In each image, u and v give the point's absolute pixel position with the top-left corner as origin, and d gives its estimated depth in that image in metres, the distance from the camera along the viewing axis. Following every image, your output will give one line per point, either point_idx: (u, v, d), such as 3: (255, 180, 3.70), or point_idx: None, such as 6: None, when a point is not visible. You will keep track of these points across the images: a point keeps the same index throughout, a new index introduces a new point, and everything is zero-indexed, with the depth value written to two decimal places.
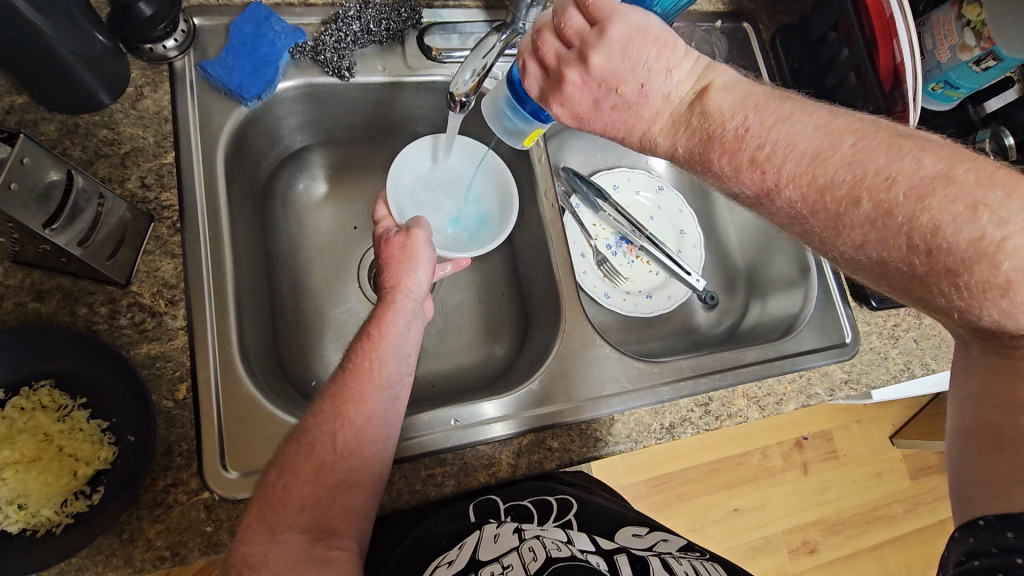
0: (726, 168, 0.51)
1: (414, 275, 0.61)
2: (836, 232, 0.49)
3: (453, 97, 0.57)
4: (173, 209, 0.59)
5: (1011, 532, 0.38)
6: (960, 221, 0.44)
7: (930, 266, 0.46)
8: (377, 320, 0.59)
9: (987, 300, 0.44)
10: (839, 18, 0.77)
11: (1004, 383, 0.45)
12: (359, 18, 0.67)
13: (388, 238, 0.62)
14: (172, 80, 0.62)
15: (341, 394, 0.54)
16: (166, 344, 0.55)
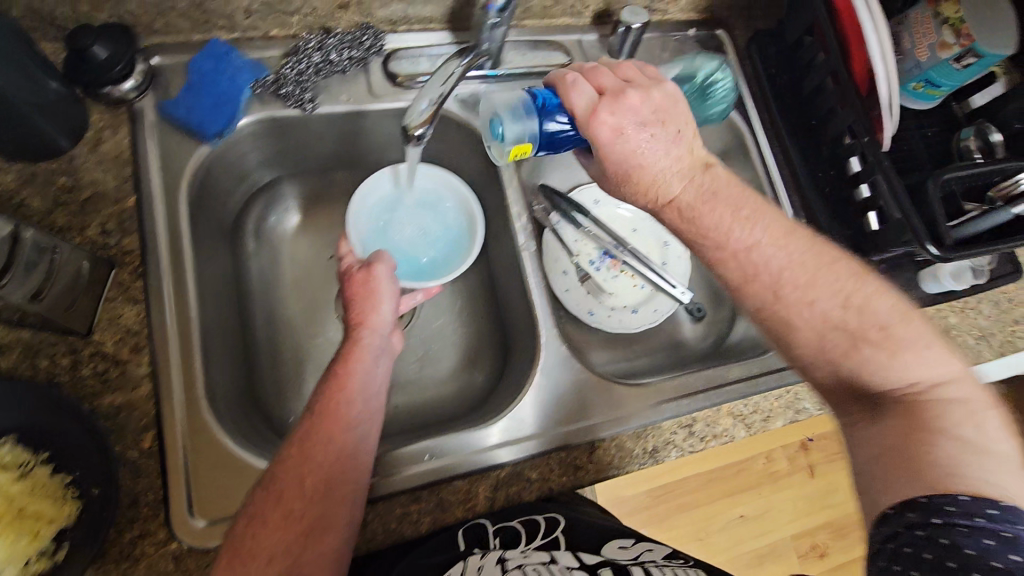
0: (716, 223, 0.58)
1: (379, 309, 0.60)
2: (797, 285, 0.56)
3: (408, 130, 0.55)
4: (135, 253, 0.58)
5: (911, 514, 0.44)
6: (876, 297, 0.56)
7: (859, 322, 0.54)
8: (343, 358, 0.58)
9: (891, 349, 0.53)
10: (812, 23, 0.75)
11: (903, 415, 0.51)
12: (319, 50, 0.66)
13: (351, 275, 0.61)
14: (131, 122, 0.62)
15: (309, 438, 0.53)
16: (131, 392, 0.54)
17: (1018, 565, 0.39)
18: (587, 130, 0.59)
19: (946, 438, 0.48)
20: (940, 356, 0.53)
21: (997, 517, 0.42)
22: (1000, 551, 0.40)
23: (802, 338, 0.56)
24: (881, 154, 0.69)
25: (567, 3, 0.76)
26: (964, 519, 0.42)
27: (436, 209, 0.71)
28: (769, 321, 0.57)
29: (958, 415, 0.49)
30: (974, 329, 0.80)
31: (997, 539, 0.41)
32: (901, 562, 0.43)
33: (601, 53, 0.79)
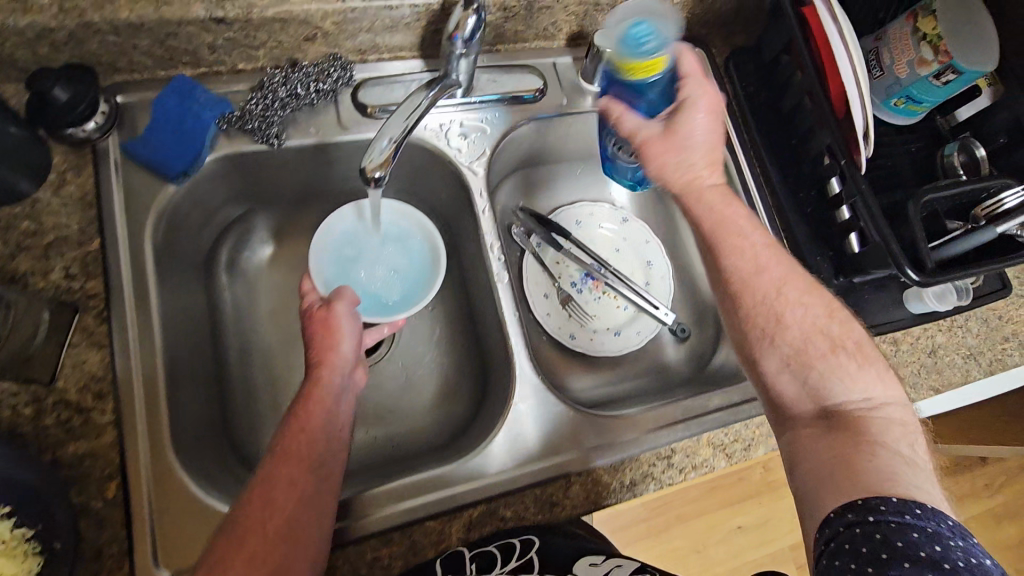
0: (736, 214, 0.65)
1: (339, 346, 0.61)
2: (790, 285, 0.61)
3: (366, 172, 0.54)
4: (99, 297, 0.57)
5: (851, 514, 0.48)
6: (844, 321, 0.61)
7: (833, 332, 0.60)
8: (304, 398, 0.58)
9: (853, 368, 0.58)
10: (790, 41, 0.74)
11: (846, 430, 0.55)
12: (285, 84, 0.65)
13: (312, 313, 0.62)
14: (95, 161, 0.61)
15: (269, 482, 0.52)
16: (94, 440, 0.53)
17: (942, 554, 0.43)
18: (693, 80, 0.64)
19: (880, 449, 0.52)
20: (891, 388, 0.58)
21: (922, 515, 0.46)
22: (926, 543, 0.44)
23: (787, 335, 0.60)
24: (859, 177, 0.68)
25: (541, 27, 0.75)
26: (895, 516, 0.46)
27: (403, 244, 0.71)
28: (759, 313, 0.61)
29: (893, 433, 0.55)
30: (962, 348, 0.79)
31: (923, 533, 0.44)
32: (842, 555, 0.45)
33: (576, 76, 0.78)
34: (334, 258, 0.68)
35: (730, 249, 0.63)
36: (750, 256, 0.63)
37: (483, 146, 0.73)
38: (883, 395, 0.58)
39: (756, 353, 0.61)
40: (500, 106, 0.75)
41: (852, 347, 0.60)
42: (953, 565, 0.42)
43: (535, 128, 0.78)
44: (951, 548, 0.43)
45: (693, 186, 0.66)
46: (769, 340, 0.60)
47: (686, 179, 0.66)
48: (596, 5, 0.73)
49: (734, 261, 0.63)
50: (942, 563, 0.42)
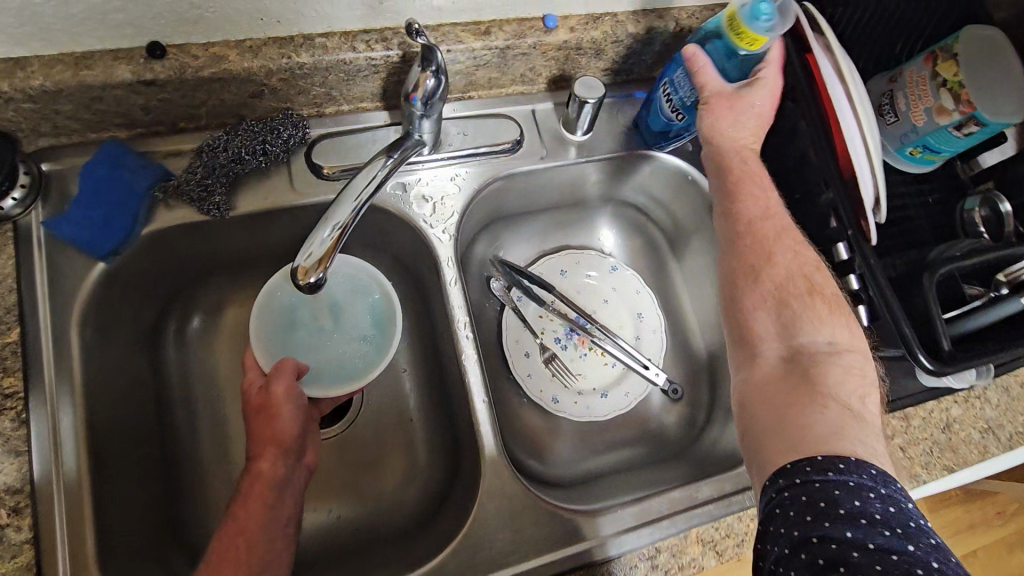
0: (740, 168, 0.62)
1: (283, 433, 0.53)
2: (775, 233, 0.59)
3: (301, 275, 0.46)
4: (18, 396, 0.51)
5: (781, 479, 0.44)
6: (820, 271, 0.58)
7: (807, 282, 0.57)
8: (242, 496, 0.50)
9: (825, 322, 0.54)
10: (793, 87, 0.66)
11: (807, 386, 0.50)
12: (226, 148, 0.59)
13: (251, 395, 0.54)
14: (17, 241, 0.55)
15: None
16: (7, 563, 0.47)
17: (861, 509, 0.39)
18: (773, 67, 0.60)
19: (832, 402, 0.48)
20: (854, 345, 0.54)
21: (845, 469, 0.42)
22: (846, 498, 0.40)
23: (771, 273, 0.57)
24: (867, 250, 0.62)
25: (517, 73, 0.68)
26: (818, 475, 0.42)
27: (359, 297, 0.61)
28: (748, 253, 0.58)
29: (848, 383, 0.51)
30: (979, 422, 0.72)
31: (844, 488, 0.41)
32: (772, 524, 0.42)
33: (557, 124, 0.72)
34: (278, 319, 0.60)
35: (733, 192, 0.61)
36: (759, 203, 0.61)
37: (453, 206, 0.67)
38: (848, 343, 0.54)
39: (737, 293, 0.58)
40: (473, 160, 0.68)
41: (822, 300, 0.56)
42: (873, 521, 0.39)
43: (511, 181, 0.71)
44: (870, 500, 0.40)
45: (732, 147, 0.62)
46: (755, 277, 0.57)
47: (731, 137, 0.62)
48: (578, 48, 0.66)
49: (747, 206, 0.60)
50: (859, 518, 0.39)
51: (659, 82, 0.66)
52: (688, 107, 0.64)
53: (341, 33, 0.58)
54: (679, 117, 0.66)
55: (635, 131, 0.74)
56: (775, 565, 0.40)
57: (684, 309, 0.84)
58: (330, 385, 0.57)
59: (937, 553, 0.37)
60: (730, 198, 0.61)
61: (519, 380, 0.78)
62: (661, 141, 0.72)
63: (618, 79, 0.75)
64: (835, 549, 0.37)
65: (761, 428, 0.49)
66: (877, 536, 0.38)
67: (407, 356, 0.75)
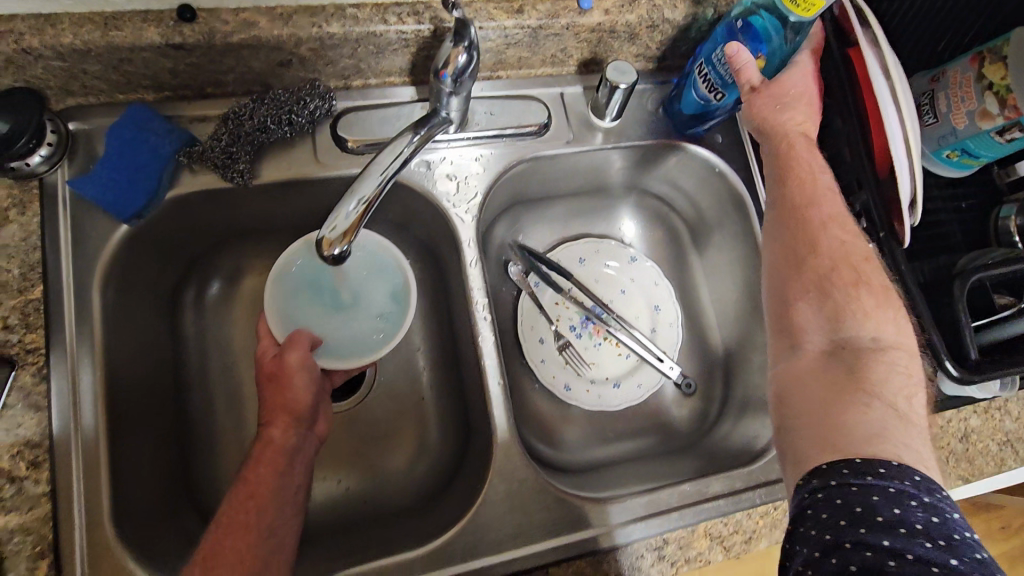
0: (791, 158, 0.59)
1: (295, 402, 0.53)
2: (823, 220, 0.56)
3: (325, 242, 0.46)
4: (40, 352, 0.52)
5: (815, 480, 0.42)
6: (869, 261, 0.54)
7: (855, 272, 0.53)
8: (253, 462, 0.50)
9: (871, 316, 0.51)
10: (831, 83, 0.65)
11: (850, 383, 0.47)
12: (252, 116, 0.58)
13: (266, 361, 0.54)
14: (43, 199, 0.55)
15: (212, 560, 0.44)
16: (26, 513, 0.49)
17: (901, 518, 0.38)
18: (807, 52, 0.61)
19: (876, 401, 0.45)
20: (901, 340, 0.51)
21: (886, 474, 0.40)
22: (885, 506, 0.39)
23: (817, 264, 0.54)
24: (899, 254, 0.61)
25: (548, 54, 0.67)
26: (855, 478, 0.40)
27: (380, 276, 0.60)
28: (792, 241, 0.56)
29: (893, 382, 0.48)
30: (999, 433, 0.71)
31: (883, 494, 0.39)
32: (804, 524, 0.40)
33: (586, 108, 0.71)
34: (290, 288, 0.58)
35: (781, 178, 0.59)
36: (806, 187, 0.58)
37: (476, 187, 0.66)
38: (895, 338, 0.50)
39: (780, 283, 0.55)
40: (498, 141, 0.67)
41: (868, 290, 0.52)
42: (911, 530, 0.37)
43: (535, 165, 0.70)
44: (911, 508, 0.39)
45: (780, 134, 0.60)
46: (799, 267, 0.54)
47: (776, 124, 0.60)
48: (611, 32, 0.65)
49: (793, 191, 0.57)
50: (898, 527, 0.37)
51: (696, 62, 0.65)
52: (728, 84, 0.63)
53: (372, 5, 0.57)
54: (717, 96, 0.65)
55: (665, 120, 0.73)
56: (804, 567, 0.39)
57: (705, 304, 0.83)
58: (341, 357, 0.57)
59: (981, 568, 0.36)
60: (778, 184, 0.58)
61: (532, 366, 0.78)
62: (691, 128, 0.71)
63: (649, 66, 0.73)
64: (870, 557, 0.36)
65: (799, 425, 0.47)
66: (916, 547, 0.36)
67: (422, 335, 0.74)
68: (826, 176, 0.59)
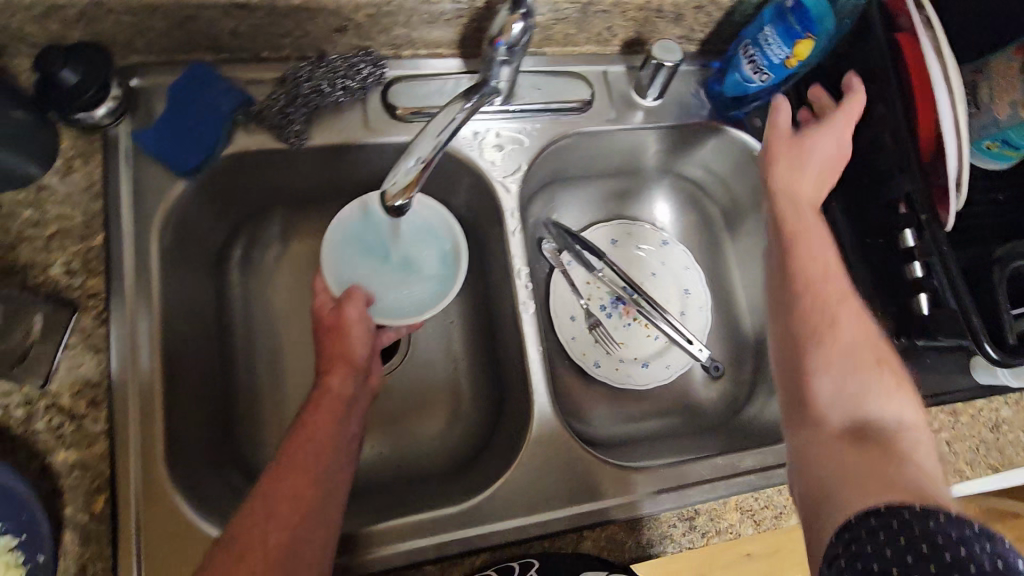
0: (801, 220, 0.61)
1: (352, 352, 0.57)
2: (832, 291, 0.57)
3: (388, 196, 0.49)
4: (99, 296, 0.53)
5: (872, 519, 0.39)
6: (879, 339, 0.55)
7: (868, 348, 0.54)
8: (311, 407, 0.54)
9: (887, 393, 0.52)
10: (874, 68, 0.65)
11: (881, 450, 0.46)
12: (309, 78, 0.60)
13: (325, 314, 0.57)
14: (105, 151, 0.57)
15: (274, 494, 0.48)
16: (84, 450, 0.51)
17: (968, 558, 0.35)
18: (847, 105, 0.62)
19: (910, 462, 0.45)
20: (918, 419, 0.51)
21: (952, 516, 0.37)
22: (950, 545, 0.35)
23: (840, 341, 0.54)
24: (940, 237, 0.60)
25: (595, 31, 0.68)
26: (915, 518, 0.37)
27: (431, 241, 0.61)
28: (803, 313, 0.56)
29: (921, 457, 0.47)
30: None
31: (949, 534, 0.36)
32: (854, 560, 0.38)
33: (628, 88, 0.72)
34: (344, 249, 0.60)
35: (789, 247, 0.60)
36: (814, 260, 0.59)
37: (520, 160, 0.67)
38: (914, 420, 0.51)
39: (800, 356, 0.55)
40: (542, 116, 0.69)
41: (881, 366, 0.53)
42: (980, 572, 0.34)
43: (576, 142, 0.72)
44: (983, 552, 0.35)
45: (789, 199, 0.63)
46: (820, 340, 0.55)
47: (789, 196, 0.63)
48: (659, 11, 0.66)
49: (803, 261, 0.59)
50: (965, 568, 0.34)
51: (741, 43, 0.66)
52: (776, 65, 0.64)
53: None
54: (763, 78, 0.66)
55: (704, 102, 0.74)
56: None
57: (735, 290, 0.84)
58: (395, 318, 0.57)
59: None
60: (788, 252, 0.60)
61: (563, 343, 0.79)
62: (734, 110, 0.73)
63: (692, 48, 0.74)
64: None
65: (836, 485, 0.45)
66: None
67: (457, 306, 0.75)
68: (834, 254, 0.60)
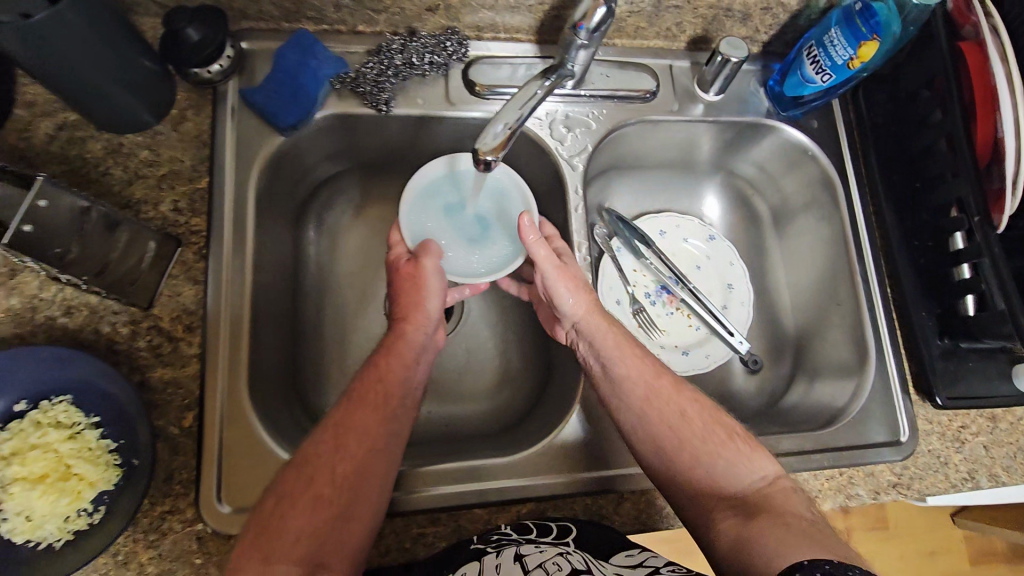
0: (618, 348, 0.63)
1: (426, 307, 0.62)
2: (665, 411, 0.59)
3: (479, 153, 0.53)
4: (201, 234, 0.59)
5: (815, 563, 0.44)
6: (708, 411, 0.60)
7: (709, 432, 0.58)
8: (385, 350, 0.59)
9: (743, 460, 0.56)
10: (935, 75, 0.68)
11: (766, 509, 0.51)
12: (402, 51, 0.66)
13: (399, 267, 0.62)
14: (214, 103, 0.63)
15: (345, 426, 0.53)
16: (179, 369, 0.56)
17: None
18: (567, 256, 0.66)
19: (788, 512, 0.50)
20: (765, 459, 0.56)
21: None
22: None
23: (691, 433, 0.58)
24: (993, 238, 0.61)
25: (664, 26, 0.72)
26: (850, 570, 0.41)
27: (502, 203, 0.66)
28: (651, 433, 0.58)
29: (798, 503, 0.52)
30: None
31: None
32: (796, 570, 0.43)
33: (691, 82, 0.75)
34: (421, 206, 0.65)
35: (616, 383, 0.62)
36: (642, 380, 0.61)
37: (586, 142, 0.72)
38: (774, 468, 0.56)
39: (668, 467, 0.56)
40: (607, 102, 0.73)
41: (729, 441, 0.57)
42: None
43: (639, 129, 0.75)
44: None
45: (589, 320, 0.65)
46: (677, 439, 0.57)
47: (593, 325, 0.64)
48: (728, 10, 0.69)
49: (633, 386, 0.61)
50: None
51: (804, 46, 0.70)
52: (838, 66, 0.67)
53: None
54: (824, 78, 0.69)
55: (765, 100, 0.77)
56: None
57: (778, 290, 0.85)
58: (464, 274, 0.63)
59: None
60: (618, 380, 0.62)
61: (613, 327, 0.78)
62: (791, 111, 0.76)
63: (755, 49, 0.77)
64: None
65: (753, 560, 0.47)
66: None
67: None
68: (645, 357, 0.64)
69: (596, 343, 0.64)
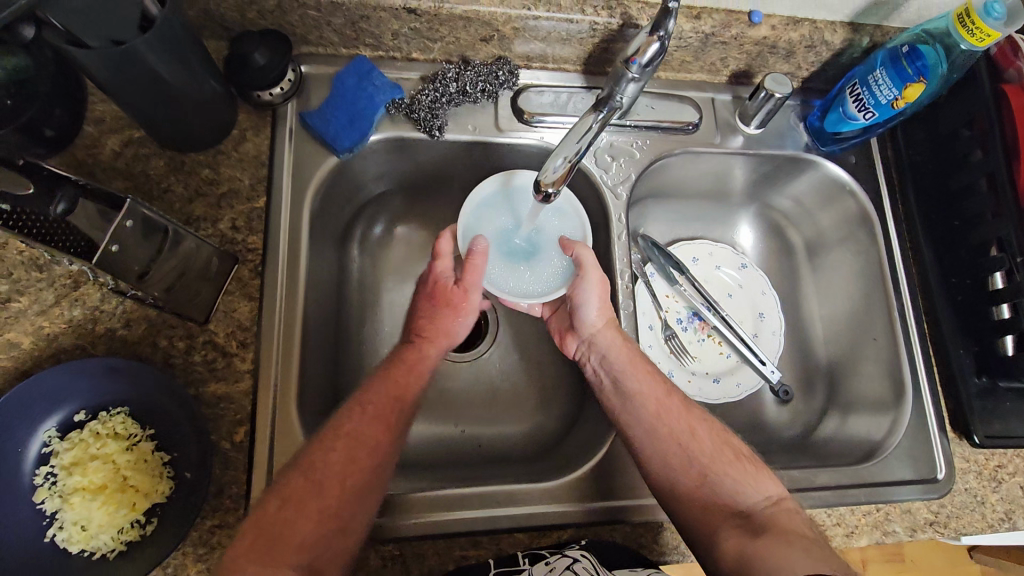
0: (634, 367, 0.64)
1: (455, 332, 0.65)
2: (676, 429, 0.61)
3: (541, 186, 0.57)
4: (257, 252, 0.61)
5: None
6: (716, 430, 0.62)
7: (717, 452, 0.60)
8: (410, 369, 0.61)
9: (750, 481, 0.58)
10: (976, 116, 0.69)
11: (778, 531, 0.53)
12: (456, 80, 0.68)
13: (445, 286, 0.64)
14: (273, 125, 0.65)
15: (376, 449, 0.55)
16: (232, 384, 0.57)
17: None
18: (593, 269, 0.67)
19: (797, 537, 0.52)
20: (768, 480, 0.59)
21: None
22: None
23: (700, 450, 0.60)
24: None
25: (709, 61, 0.74)
26: None
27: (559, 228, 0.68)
28: (660, 450, 0.59)
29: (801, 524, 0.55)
30: None
31: None
32: None
33: (732, 115, 0.77)
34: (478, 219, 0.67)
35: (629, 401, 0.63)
36: (653, 398, 0.63)
37: (629, 171, 0.73)
38: (778, 490, 0.58)
39: (676, 484, 0.58)
40: (651, 133, 0.75)
41: (740, 462, 0.59)
42: None
43: (679, 160, 0.76)
44: None
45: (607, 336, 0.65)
46: (686, 454, 0.59)
47: (610, 340, 0.65)
48: (773, 47, 0.71)
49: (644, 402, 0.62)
50: None
51: (848, 82, 0.71)
52: (881, 105, 0.68)
53: None
54: (867, 116, 0.70)
55: (805, 135, 0.78)
56: None
57: (809, 321, 0.85)
58: (507, 288, 0.64)
59: None
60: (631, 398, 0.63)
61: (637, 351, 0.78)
62: (829, 146, 0.77)
63: (795, 85, 0.79)
64: None
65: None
66: None
67: None
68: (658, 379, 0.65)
69: (608, 359, 0.65)
